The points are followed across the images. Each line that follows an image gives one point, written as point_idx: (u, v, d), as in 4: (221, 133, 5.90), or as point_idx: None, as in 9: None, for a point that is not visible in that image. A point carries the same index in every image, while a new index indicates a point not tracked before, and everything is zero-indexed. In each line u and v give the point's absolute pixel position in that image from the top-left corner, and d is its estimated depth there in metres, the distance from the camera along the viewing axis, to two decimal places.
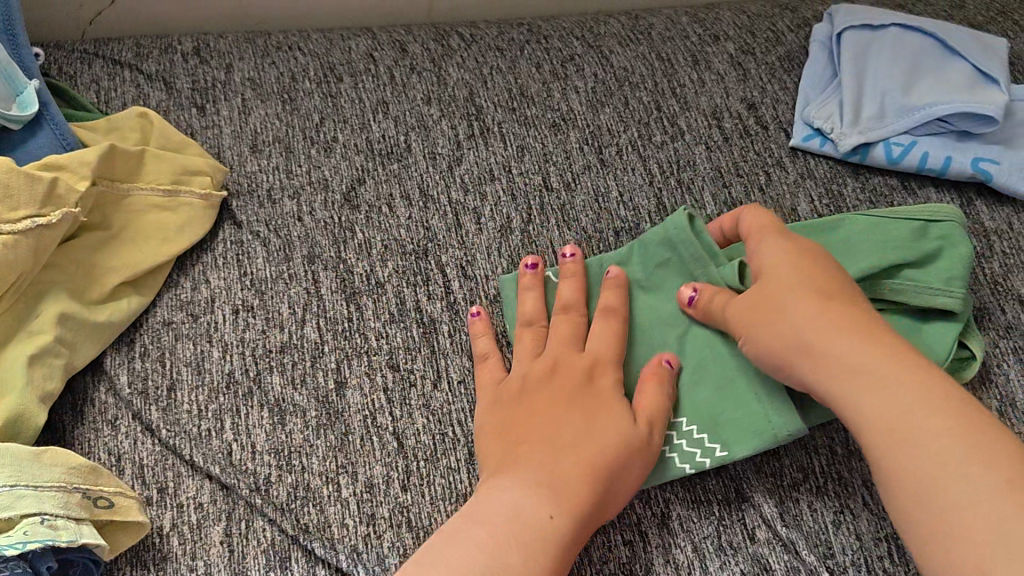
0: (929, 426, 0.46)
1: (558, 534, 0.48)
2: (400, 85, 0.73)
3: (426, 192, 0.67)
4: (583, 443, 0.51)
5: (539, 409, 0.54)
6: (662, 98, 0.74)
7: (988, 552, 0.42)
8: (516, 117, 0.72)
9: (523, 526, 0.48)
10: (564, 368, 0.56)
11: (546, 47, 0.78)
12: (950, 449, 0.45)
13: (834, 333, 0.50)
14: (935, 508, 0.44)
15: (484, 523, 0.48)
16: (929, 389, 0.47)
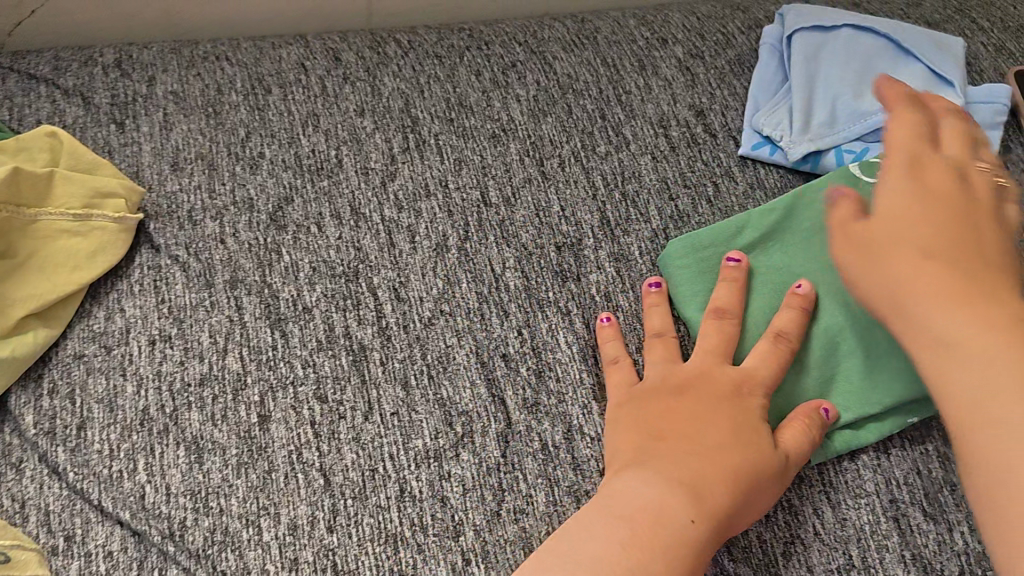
0: (930, 309, 0.46)
1: (693, 538, 0.47)
2: (332, 97, 0.70)
3: (358, 209, 0.64)
4: (728, 453, 0.51)
5: (678, 419, 0.52)
6: (607, 106, 0.71)
7: (1003, 419, 0.42)
8: (454, 129, 0.69)
9: (654, 519, 0.48)
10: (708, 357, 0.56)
11: (487, 54, 0.75)
12: (945, 332, 0.45)
13: (918, 256, 0.48)
14: (990, 429, 0.42)
15: (611, 516, 0.48)
16: (917, 263, 0.48)
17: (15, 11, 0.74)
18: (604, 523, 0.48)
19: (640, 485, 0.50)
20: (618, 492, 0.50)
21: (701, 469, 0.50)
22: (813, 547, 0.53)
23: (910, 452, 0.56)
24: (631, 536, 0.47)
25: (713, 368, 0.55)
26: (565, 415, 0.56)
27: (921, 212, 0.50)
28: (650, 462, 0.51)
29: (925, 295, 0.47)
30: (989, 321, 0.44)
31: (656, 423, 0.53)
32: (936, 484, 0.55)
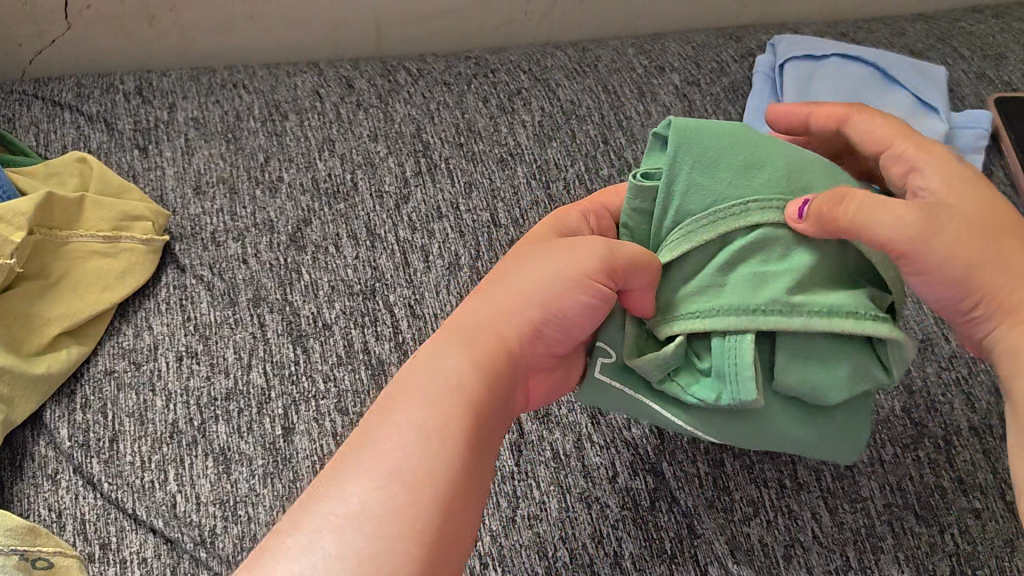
0: (958, 239, 0.43)
1: (435, 457, 0.38)
2: (347, 122, 0.73)
3: (374, 231, 0.67)
4: (485, 341, 0.44)
5: (438, 367, 0.43)
6: (609, 131, 0.74)
7: None
8: (464, 153, 0.72)
9: (416, 469, 0.38)
10: (509, 296, 0.46)
11: (492, 81, 0.78)
12: (984, 251, 0.43)
13: (971, 223, 0.43)
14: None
15: (382, 468, 0.38)
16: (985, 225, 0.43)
17: (36, 40, 0.77)
18: (377, 437, 0.39)
19: (383, 440, 0.39)
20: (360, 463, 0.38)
21: (464, 406, 0.41)
22: (812, 550, 0.56)
23: (903, 461, 0.59)
24: (391, 490, 0.37)
25: (507, 295, 0.46)
26: (576, 425, 0.61)
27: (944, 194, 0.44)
28: (397, 404, 0.41)
29: (960, 244, 0.43)
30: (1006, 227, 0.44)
31: (422, 388, 0.42)
32: (927, 489, 0.58)
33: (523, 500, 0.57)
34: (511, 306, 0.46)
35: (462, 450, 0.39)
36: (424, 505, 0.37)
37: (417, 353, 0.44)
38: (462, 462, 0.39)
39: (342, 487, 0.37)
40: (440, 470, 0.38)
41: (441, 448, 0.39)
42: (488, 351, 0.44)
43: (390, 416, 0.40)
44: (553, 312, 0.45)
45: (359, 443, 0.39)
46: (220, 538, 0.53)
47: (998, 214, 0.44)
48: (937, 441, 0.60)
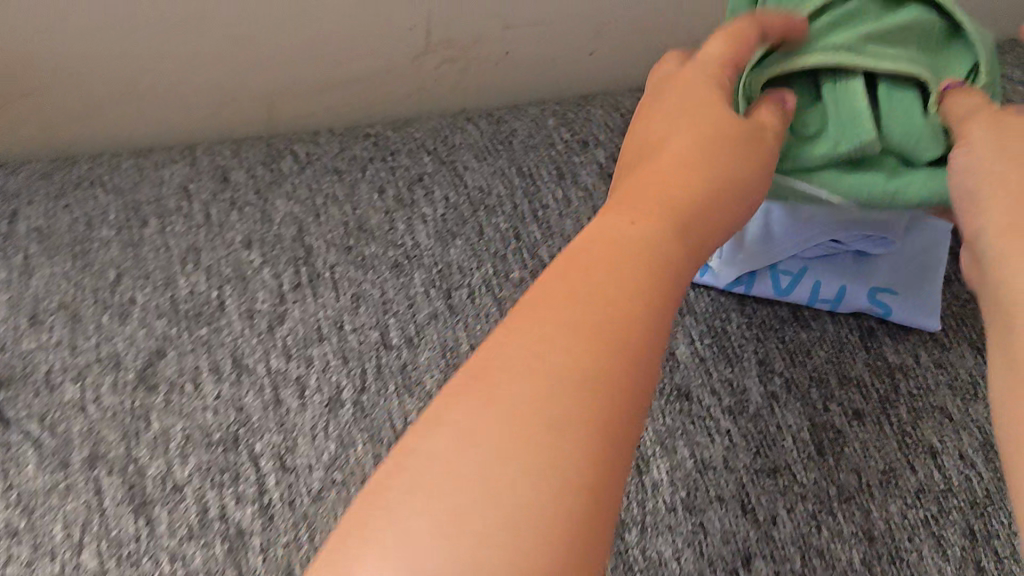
0: (975, 159, 0.42)
1: (563, 455, 0.30)
2: (217, 226, 0.63)
3: (240, 361, 0.57)
4: (617, 277, 0.36)
5: (566, 278, 0.36)
6: (522, 223, 0.65)
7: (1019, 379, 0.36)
8: (353, 258, 0.62)
9: (529, 457, 0.30)
10: (638, 193, 0.41)
11: (391, 166, 0.68)
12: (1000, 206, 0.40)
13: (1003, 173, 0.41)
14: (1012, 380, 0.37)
15: (481, 457, 0.30)
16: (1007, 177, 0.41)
17: None
18: (486, 416, 0.31)
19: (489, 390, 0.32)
20: (466, 430, 0.31)
21: (602, 325, 0.34)
22: None
23: None
24: (535, 473, 0.29)
25: (642, 186, 0.42)
26: None
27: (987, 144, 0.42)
28: (504, 343, 0.34)
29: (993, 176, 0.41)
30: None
31: (542, 307, 0.35)
32: None
33: None
34: (641, 189, 0.41)
35: (593, 446, 0.30)
36: (522, 525, 0.28)
37: (550, 292, 0.36)
38: (581, 444, 0.30)
39: (409, 503, 0.29)
40: (558, 456, 0.30)
41: (586, 390, 0.31)
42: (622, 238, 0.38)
43: (500, 369, 0.33)
44: (697, 214, 0.41)
45: (437, 424, 0.31)
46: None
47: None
48: None
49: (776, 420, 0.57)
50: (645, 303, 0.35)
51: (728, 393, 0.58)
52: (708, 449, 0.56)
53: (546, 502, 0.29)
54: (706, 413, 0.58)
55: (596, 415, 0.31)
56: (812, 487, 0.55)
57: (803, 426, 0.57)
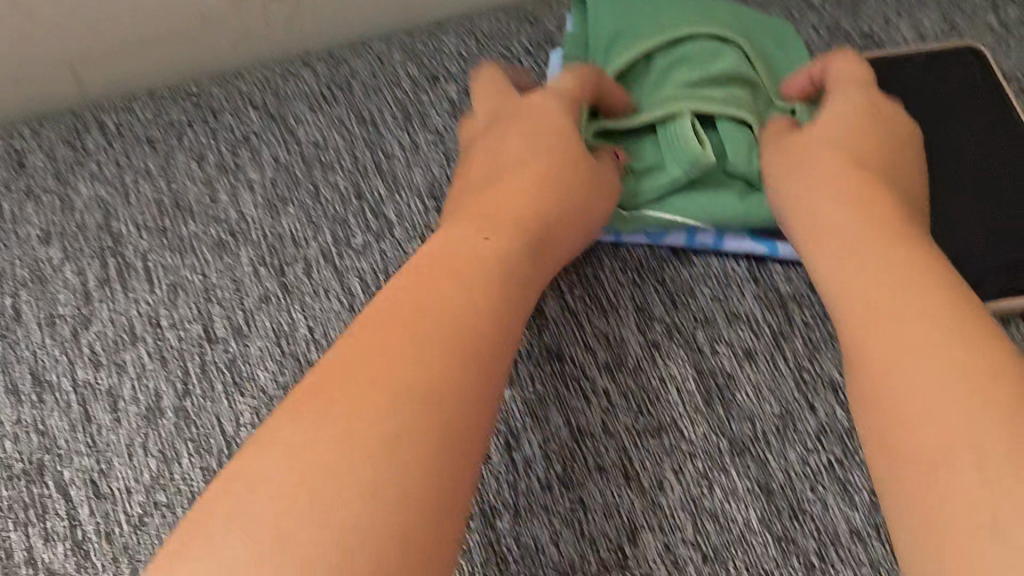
0: (876, 265, 0.42)
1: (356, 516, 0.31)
2: (10, 222, 0.55)
3: (40, 377, 0.50)
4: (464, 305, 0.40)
5: (404, 313, 0.38)
6: (364, 178, 0.57)
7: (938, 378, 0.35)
8: (169, 241, 0.54)
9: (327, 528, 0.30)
10: (486, 209, 0.47)
11: (213, 128, 0.60)
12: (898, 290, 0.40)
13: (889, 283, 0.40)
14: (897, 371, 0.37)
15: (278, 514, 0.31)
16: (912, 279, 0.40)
17: None
18: (304, 456, 0.32)
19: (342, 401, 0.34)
20: (298, 469, 0.32)
21: (452, 354, 0.37)
22: None
23: None
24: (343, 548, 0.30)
25: (493, 207, 0.47)
26: None
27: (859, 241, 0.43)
28: (327, 410, 0.34)
29: (879, 281, 0.41)
30: (925, 289, 0.39)
31: (367, 374, 0.35)
32: None
33: None
34: (493, 199, 0.47)
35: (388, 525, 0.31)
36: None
37: (391, 319, 0.38)
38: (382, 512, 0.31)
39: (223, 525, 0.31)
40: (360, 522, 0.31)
41: (421, 457, 0.33)
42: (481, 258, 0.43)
43: (348, 394, 0.34)
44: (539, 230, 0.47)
45: (255, 483, 0.32)
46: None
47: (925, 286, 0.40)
48: (809, 559, 0.45)
49: (659, 373, 0.51)
50: (488, 320, 0.40)
51: (605, 348, 0.52)
52: (584, 414, 0.50)
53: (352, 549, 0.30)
54: (581, 374, 0.51)
55: (442, 425, 0.35)
56: (702, 443, 0.49)
57: (689, 376, 0.51)
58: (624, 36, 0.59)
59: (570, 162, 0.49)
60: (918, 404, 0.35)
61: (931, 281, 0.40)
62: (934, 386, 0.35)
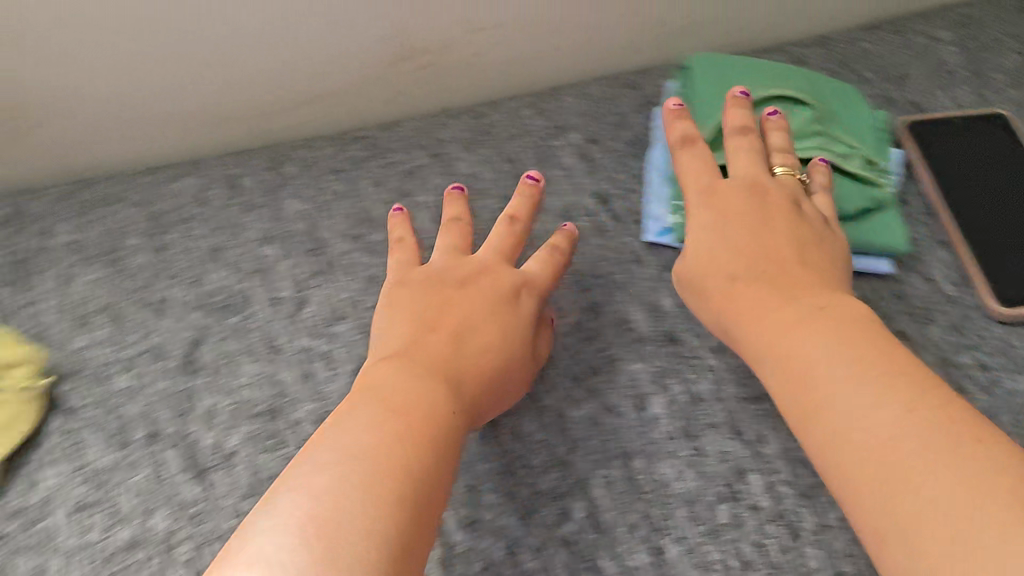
0: (805, 335, 0.49)
1: (371, 521, 0.39)
2: (235, 228, 0.69)
3: (272, 342, 0.63)
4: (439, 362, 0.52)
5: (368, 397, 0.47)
6: (513, 202, 0.72)
7: (859, 424, 0.43)
8: (362, 246, 0.69)
9: (328, 524, 0.38)
10: (437, 318, 0.57)
11: (388, 162, 0.75)
12: (816, 351, 0.47)
13: (829, 340, 0.48)
14: (828, 426, 0.44)
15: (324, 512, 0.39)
16: (838, 348, 0.47)
17: None
18: (337, 467, 0.42)
19: (330, 470, 0.42)
20: (329, 470, 0.42)
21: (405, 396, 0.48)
22: None
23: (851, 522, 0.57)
24: (364, 523, 0.39)
25: (440, 313, 0.58)
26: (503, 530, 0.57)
27: (792, 318, 0.51)
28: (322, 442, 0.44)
29: (801, 352, 0.48)
30: (841, 343, 0.47)
31: (346, 427, 0.45)
32: None
33: None
34: (448, 312, 0.57)
35: (389, 503, 0.40)
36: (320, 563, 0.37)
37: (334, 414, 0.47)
38: (390, 508, 0.40)
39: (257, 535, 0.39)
40: (352, 529, 0.38)
41: (432, 482, 0.43)
42: (437, 365, 0.52)
43: (347, 429, 0.45)
44: (461, 335, 0.56)
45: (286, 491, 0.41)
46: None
47: (868, 344, 0.47)
48: None
49: None
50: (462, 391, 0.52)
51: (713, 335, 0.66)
52: (699, 383, 0.63)
53: (355, 537, 0.38)
54: (694, 354, 0.65)
55: (423, 442, 0.45)
56: None
57: None
58: (726, 90, 0.72)
59: (513, 295, 0.60)
60: (851, 439, 0.43)
61: (854, 338, 0.47)
62: (860, 430, 0.42)
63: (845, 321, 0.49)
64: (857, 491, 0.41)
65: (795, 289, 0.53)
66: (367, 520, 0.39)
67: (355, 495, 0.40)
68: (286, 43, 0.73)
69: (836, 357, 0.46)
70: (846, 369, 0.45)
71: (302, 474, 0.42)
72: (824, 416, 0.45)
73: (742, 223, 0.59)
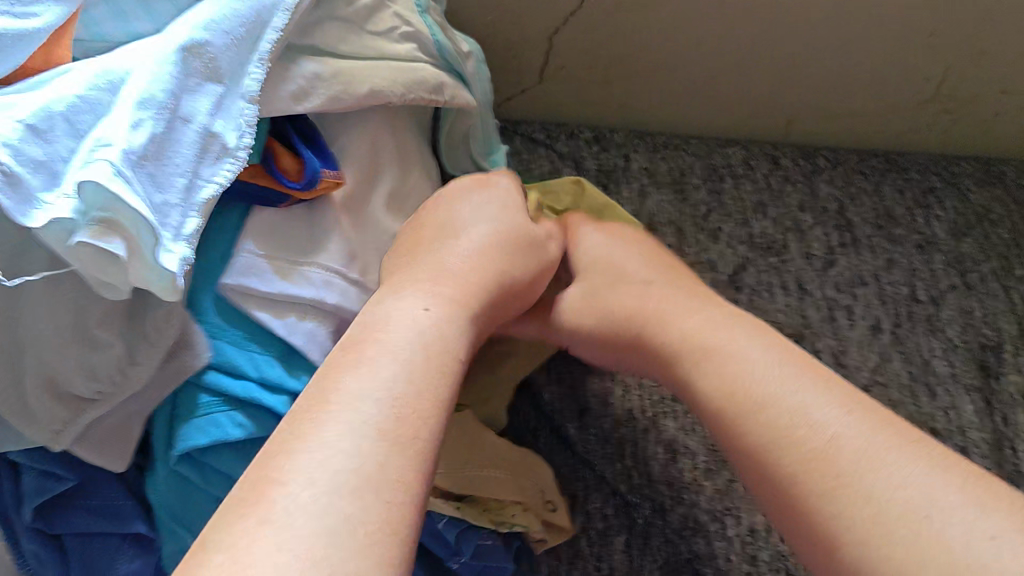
0: (743, 350, 0.48)
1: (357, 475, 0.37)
2: (777, 192, 0.82)
3: (804, 285, 0.76)
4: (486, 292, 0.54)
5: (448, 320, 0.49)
6: (1022, 238, 0.79)
7: (872, 453, 0.40)
8: (884, 235, 0.79)
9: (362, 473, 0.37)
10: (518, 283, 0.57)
11: (906, 177, 0.83)
12: (752, 356, 0.47)
13: (754, 349, 0.48)
14: (760, 421, 0.44)
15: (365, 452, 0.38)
16: (790, 357, 0.47)
17: (510, 88, 0.91)
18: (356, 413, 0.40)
19: (345, 418, 0.40)
20: (346, 413, 0.40)
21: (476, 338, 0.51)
22: None
23: None
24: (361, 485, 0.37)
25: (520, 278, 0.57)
26: None
27: (704, 339, 0.50)
28: (354, 361, 0.44)
29: (731, 363, 0.47)
30: (797, 359, 0.47)
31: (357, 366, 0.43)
32: None
33: None
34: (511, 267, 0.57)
35: (405, 482, 0.38)
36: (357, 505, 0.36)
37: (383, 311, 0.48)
38: (379, 459, 0.38)
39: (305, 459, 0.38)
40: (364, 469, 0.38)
41: (414, 425, 0.41)
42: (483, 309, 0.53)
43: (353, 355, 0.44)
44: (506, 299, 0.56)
45: (308, 421, 0.40)
46: (684, 466, 0.65)
47: (807, 375, 0.45)
48: None
49: None
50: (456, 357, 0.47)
51: None
52: None
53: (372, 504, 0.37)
54: None
55: (426, 386, 0.43)
56: None
57: None
58: None
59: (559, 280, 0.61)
60: (853, 470, 0.40)
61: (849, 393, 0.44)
62: (835, 427, 0.42)
63: (772, 350, 0.48)
64: (795, 507, 0.41)
65: (742, 327, 0.50)
66: (404, 432, 0.40)
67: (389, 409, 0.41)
68: (838, 66, 0.83)
69: (750, 359, 0.47)
70: (759, 371, 0.46)
71: (357, 385, 0.42)
72: (769, 418, 0.44)
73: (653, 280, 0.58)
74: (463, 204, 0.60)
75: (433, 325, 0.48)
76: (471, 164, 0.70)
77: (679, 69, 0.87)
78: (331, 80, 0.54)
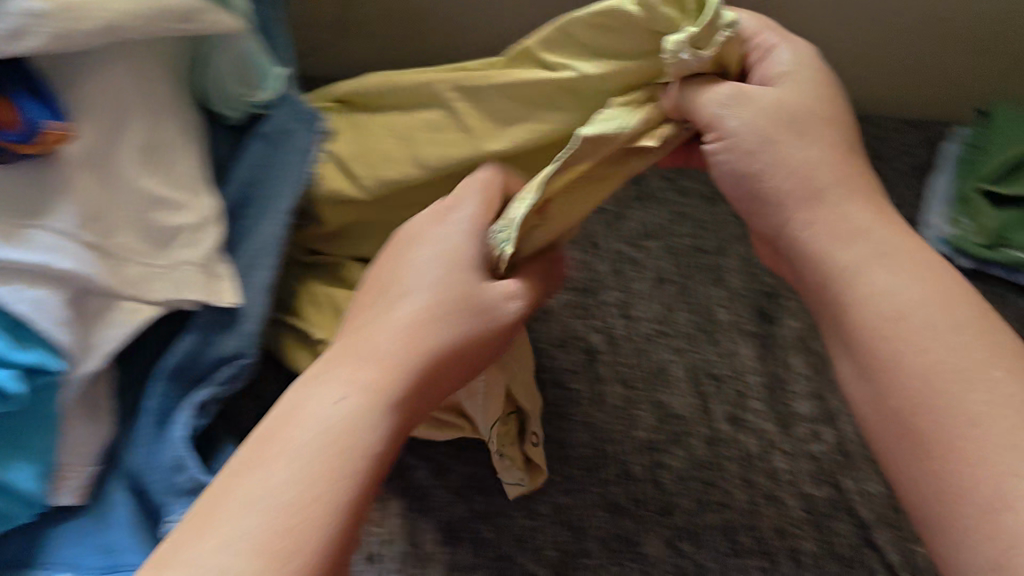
0: (881, 269, 0.48)
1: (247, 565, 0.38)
2: None
3: (595, 239, 0.76)
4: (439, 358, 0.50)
5: (374, 372, 0.47)
6: None
7: (969, 393, 0.42)
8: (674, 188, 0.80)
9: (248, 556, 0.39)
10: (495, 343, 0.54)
11: None
12: (911, 286, 0.47)
13: (905, 278, 0.47)
14: (901, 355, 0.45)
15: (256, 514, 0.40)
16: (942, 286, 0.47)
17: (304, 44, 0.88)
18: (264, 483, 0.41)
19: (258, 478, 0.42)
20: (257, 479, 0.42)
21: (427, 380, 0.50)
22: None
23: None
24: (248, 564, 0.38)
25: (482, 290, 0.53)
26: (764, 432, 0.66)
27: (855, 251, 0.49)
28: (299, 415, 0.45)
29: (896, 292, 0.47)
30: (958, 292, 0.47)
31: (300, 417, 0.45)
32: None
33: (715, 487, 0.63)
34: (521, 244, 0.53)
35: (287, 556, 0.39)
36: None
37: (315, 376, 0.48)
38: (281, 528, 0.40)
39: (205, 539, 0.39)
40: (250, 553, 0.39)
41: (331, 471, 0.42)
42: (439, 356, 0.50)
43: (291, 417, 0.45)
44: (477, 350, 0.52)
45: (228, 485, 0.42)
46: None
47: (969, 318, 0.45)
48: None
49: None
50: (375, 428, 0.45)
51: None
52: None
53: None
54: None
55: (350, 445, 0.44)
56: None
57: None
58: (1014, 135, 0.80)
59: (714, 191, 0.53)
60: (955, 404, 0.42)
61: (983, 334, 0.45)
62: (953, 369, 0.43)
63: (916, 267, 0.48)
64: (951, 495, 0.41)
65: (906, 245, 0.49)
66: (308, 499, 0.41)
67: (298, 466, 0.42)
68: None
69: (905, 290, 0.47)
70: (927, 330, 0.45)
71: (261, 474, 0.42)
72: (878, 353, 0.46)
73: (802, 163, 0.51)
74: (422, 235, 0.54)
75: (340, 417, 0.45)
76: (246, 101, 0.64)
77: (479, 21, 0.84)
78: (55, 18, 0.49)
